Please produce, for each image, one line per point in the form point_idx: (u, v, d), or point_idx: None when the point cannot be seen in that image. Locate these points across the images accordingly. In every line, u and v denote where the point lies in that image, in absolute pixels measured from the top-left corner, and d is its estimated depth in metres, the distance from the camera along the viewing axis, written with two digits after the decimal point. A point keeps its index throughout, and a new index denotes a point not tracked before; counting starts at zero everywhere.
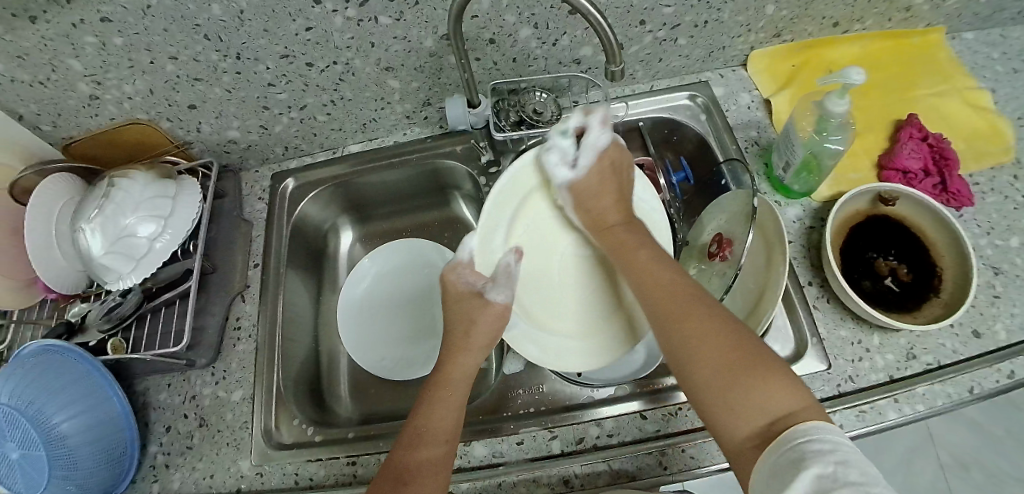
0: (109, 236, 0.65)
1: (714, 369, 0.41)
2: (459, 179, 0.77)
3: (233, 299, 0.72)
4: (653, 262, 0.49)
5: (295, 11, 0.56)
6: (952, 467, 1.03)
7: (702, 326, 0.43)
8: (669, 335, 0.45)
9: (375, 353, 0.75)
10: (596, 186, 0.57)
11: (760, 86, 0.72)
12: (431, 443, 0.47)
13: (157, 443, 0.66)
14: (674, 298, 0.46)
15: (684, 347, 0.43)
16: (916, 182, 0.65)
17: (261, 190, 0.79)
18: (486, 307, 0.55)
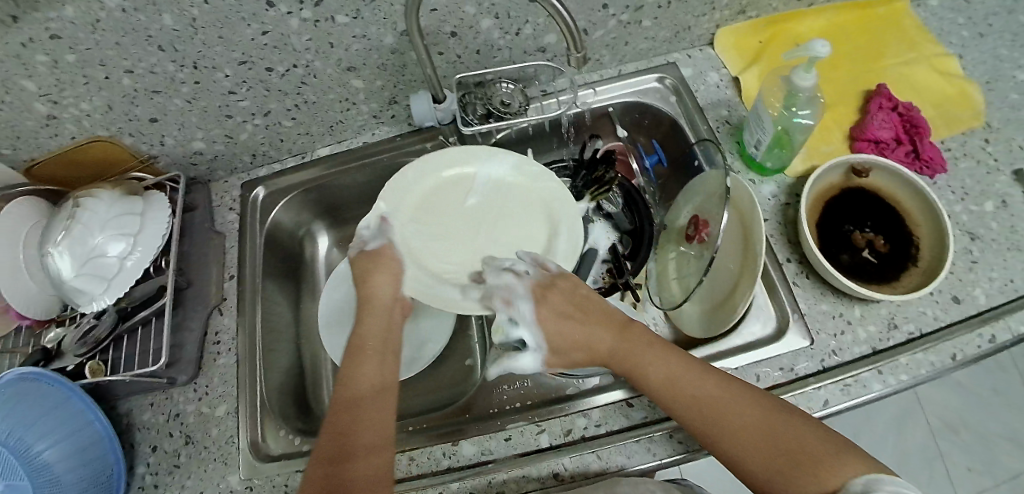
0: (79, 257, 0.64)
1: (772, 458, 0.40)
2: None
3: (211, 313, 0.70)
4: (674, 367, 0.46)
5: (249, 15, 0.55)
6: (941, 431, 1.04)
7: (735, 418, 0.42)
8: (714, 432, 0.42)
9: None
10: (566, 302, 0.51)
11: (728, 64, 0.71)
12: (368, 453, 0.42)
13: (143, 464, 0.66)
14: (707, 408, 0.43)
15: (738, 445, 0.41)
16: (888, 152, 0.65)
17: (232, 200, 0.77)
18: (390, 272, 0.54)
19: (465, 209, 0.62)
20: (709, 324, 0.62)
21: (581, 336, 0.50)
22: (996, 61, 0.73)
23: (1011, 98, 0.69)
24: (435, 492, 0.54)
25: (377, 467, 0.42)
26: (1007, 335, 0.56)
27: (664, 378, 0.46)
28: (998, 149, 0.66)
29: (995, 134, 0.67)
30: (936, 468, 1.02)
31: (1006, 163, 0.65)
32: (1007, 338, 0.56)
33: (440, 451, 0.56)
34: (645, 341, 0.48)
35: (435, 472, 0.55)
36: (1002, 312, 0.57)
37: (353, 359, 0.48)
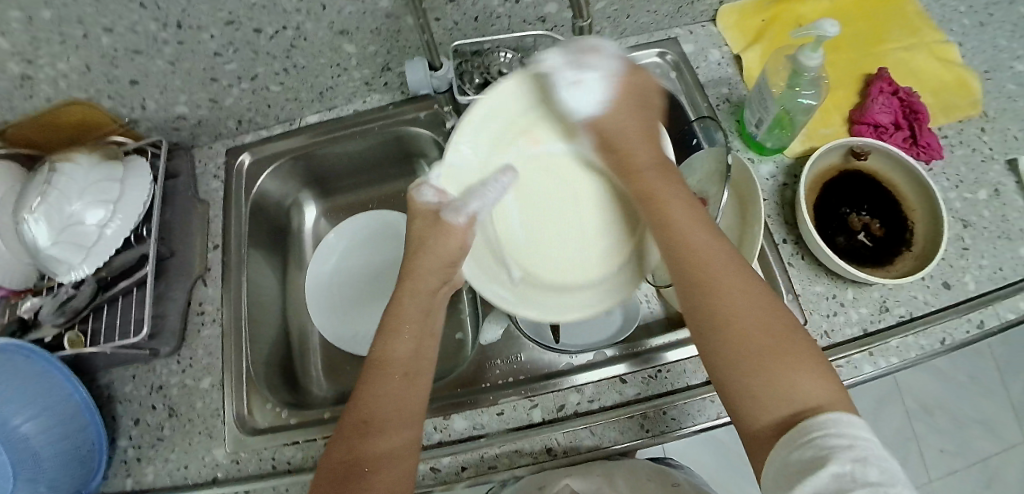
0: (55, 223, 0.60)
1: (749, 342, 0.38)
2: (423, 146, 0.73)
3: (194, 283, 0.68)
4: (695, 231, 0.43)
5: None
6: (918, 413, 1.07)
7: (737, 294, 0.40)
8: (700, 295, 0.41)
9: (349, 331, 0.73)
10: (622, 119, 0.51)
11: (730, 42, 0.69)
12: (384, 438, 0.41)
13: (126, 437, 0.65)
14: (715, 267, 0.41)
15: (724, 318, 0.39)
16: (886, 136, 0.65)
17: (216, 168, 0.74)
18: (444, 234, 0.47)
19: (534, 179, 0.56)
20: None
21: (625, 120, 0.51)
22: (996, 50, 0.72)
23: (1008, 88, 0.69)
24: (426, 466, 0.53)
25: (393, 453, 0.41)
26: (993, 321, 0.57)
27: (694, 239, 0.43)
28: (993, 138, 0.66)
29: (992, 123, 0.67)
30: (911, 450, 1.05)
31: (1000, 152, 0.65)
32: (995, 324, 0.57)
33: (431, 427, 0.56)
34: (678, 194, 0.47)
35: (427, 445, 0.55)
36: (991, 299, 0.58)
37: (383, 338, 0.45)
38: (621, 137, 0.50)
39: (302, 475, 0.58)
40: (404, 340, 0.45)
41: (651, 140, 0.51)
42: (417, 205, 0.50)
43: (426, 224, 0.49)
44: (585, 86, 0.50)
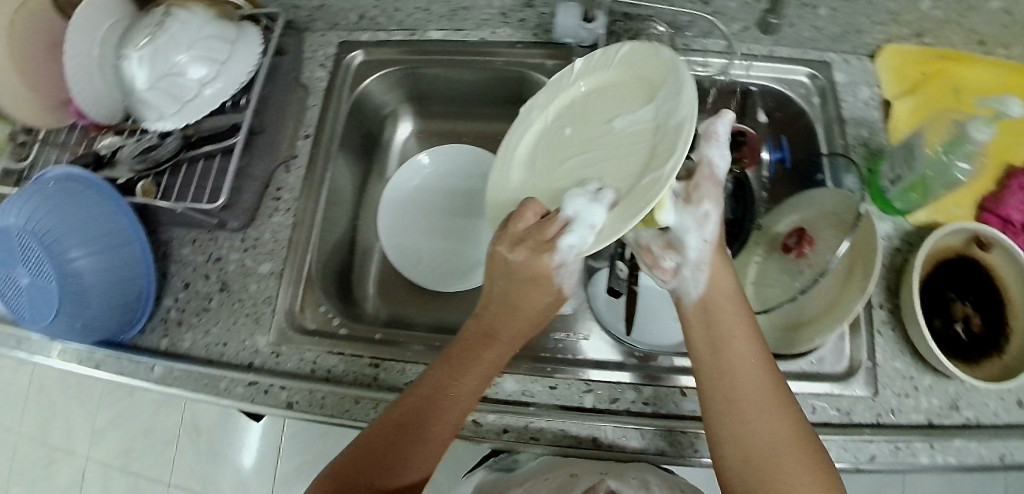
0: (156, 70, 0.59)
1: (775, 474, 0.38)
2: None
3: (277, 168, 0.66)
4: (745, 347, 0.43)
5: None
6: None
7: (763, 431, 0.40)
8: (734, 419, 0.40)
9: (410, 260, 0.69)
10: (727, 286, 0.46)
11: (884, 85, 0.64)
12: (437, 433, 0.45)
13: (172, 297, 0.65)
14: (748, 402, 0.41)
15: (756, 448, 0.39)
16: (1014, 235, 0.61)
17: (324, 57, 0.69)
18: (539, 286, 0.46)
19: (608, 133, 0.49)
20: (781, 340, 0.60)
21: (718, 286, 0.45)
22: None
23: None
24: (470, 418, 0.53)
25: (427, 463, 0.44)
26: None
27: (741, 356, 0.42)
28: None
29: None
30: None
31: None
32: None
33: None
34: (736, 300, 0.45)
35: None
36: None
37: (448, 367, 0.47)
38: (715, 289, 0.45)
39: (338, 387, 0.57)
40: (472, 362, 0.47)
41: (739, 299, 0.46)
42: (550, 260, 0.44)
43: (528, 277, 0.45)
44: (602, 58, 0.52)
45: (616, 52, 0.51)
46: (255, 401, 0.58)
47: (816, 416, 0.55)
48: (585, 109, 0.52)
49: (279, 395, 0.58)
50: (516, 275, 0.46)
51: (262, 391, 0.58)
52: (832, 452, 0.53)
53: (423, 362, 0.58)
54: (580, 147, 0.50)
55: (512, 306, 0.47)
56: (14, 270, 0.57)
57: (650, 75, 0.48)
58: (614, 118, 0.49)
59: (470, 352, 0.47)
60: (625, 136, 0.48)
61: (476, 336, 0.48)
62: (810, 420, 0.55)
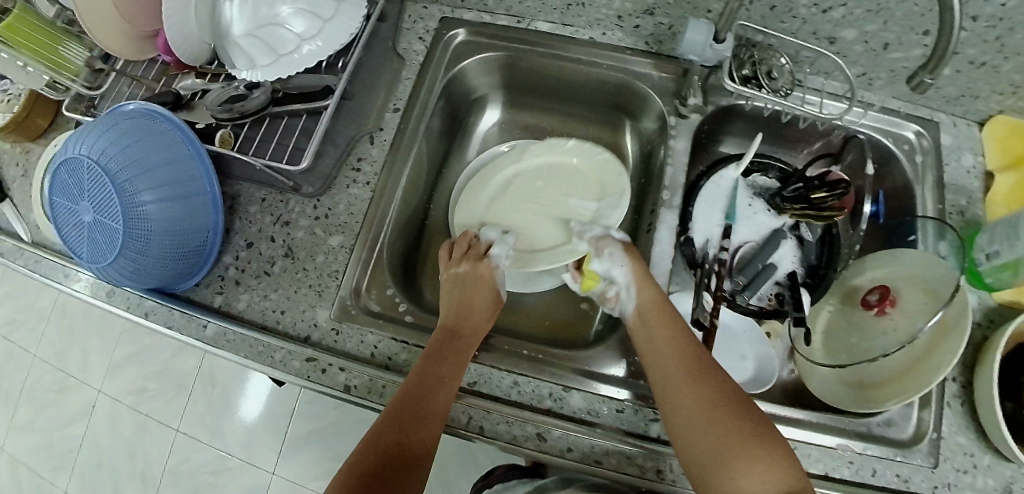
0: (256, 17, 0.57)
1: (710, 445, 0.45)
2: (646, 113, 0.64)
3: (361, 137, 0.63)
4: (667, 341, 0.51)
5: None
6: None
7: (694, 417, 0.46)
8: (668, 406, 0.48)
9: None
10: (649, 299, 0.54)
11: (989, 155, 0.63)
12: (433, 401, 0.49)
13: (232, 255, 0.63)
14: (677, 391, 0.48)
15: (694, 436, 0.46)
16: None
17: (425, 31, 0.66)
18: (479, 283, 0.60)
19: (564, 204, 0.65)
20: (847, 396, 0.58)
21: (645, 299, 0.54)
22: None
23: None
24: (535, 430, 0.52)
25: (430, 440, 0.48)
26: None
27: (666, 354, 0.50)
28: None
29: None
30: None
31: None
32: None
33: (548, 391, 0.54)
34: (662, 304, 0.54)
35: (536, 408, 0.54)
36: None
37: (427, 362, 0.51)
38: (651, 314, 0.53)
39: (399, 377, 0.56)
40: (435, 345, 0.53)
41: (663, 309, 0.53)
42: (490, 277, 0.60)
43: (472, 288, 0.59)
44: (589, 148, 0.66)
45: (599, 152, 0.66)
46: (311, 379, 0.56)
47: (876, 478, 0.53)
48: (558, 175, 0.66)
49: (337, 376, 0.56)
50: (468, 278, 0.60)
51: (319, 370, 0.56)
52: None
53: (489, 365, 0.56)
54: (535, 197, 0.66)
55: (467, 301, 0.58)
56: (78, 203, 0.54)
57: (610, 186, 0.64)
58: (570, 195, 0.65)
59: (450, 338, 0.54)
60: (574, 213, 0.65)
61: (443, 335, 0.54)
62: (869, 481, 0.54)
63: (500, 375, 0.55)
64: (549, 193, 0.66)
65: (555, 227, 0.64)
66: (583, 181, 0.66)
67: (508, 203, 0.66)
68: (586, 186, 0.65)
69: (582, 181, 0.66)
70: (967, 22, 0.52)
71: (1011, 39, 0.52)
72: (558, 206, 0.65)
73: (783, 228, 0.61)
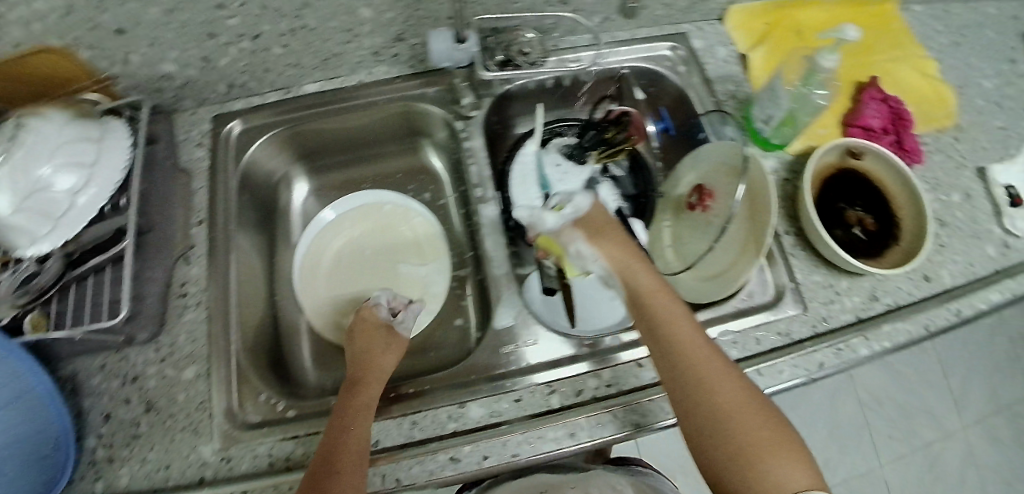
0: (20, 190, 0.54)
1: (754, 429, 0.44)
2: (432, 125, 0.68)
3: (176, 262, 0.62)
4: (673, 326, 0.49)
5: None
6: (869, 404, 1.15)
7: (728, 403, 0.45)
8: (711, 388, 0.46)
9: (341, 311, 0.67)
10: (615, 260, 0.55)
11: (736, 41, 0.70)
12: (353, 439, 0.46)
13: (94, 435, 0.56)
14: (714, 378, 0.46)
15: (720, 435, 0.44)
16: (877, 140, 0.69)
17: (200, 134, 0.67)
18: (390, 342, 0.57)
19: (398, 272, 0.69)
20: (703, 290, 0.62)
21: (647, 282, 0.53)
22: (969, 68, 0.79)
23: (978, 103, 0.76)
24: (446, 456, 0.51)
25: None
26: (967, 309, 0.65)
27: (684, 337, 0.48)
28: (966, 147, 0.74)
29: (964, 133, 0.74)
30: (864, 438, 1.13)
31: (972, 160, 0.73)
32: (969, 311, 0.64)
33: (446, 414, 0.54)
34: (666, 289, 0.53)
35: (442, 436, 0.53)
36: (965, 291, 0.65)
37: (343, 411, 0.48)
38: (650, 299, 0.52)
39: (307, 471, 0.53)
40: (353, 405, 0.49)
41: (662, 289, 0.52)
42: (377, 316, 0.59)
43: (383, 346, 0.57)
44: (411, 208, 0.71)
45: (420, 212, 0.70)
46: None
47: (761, 345, 0.58)
48: (388, 246, 0.70)
49: None
50: (384, 336, 0.58)
51: None
52: (787, 371, 0.56)
53: (383, 417, 0.53)
54: (370, 271, 0.69)
55: (377, 348, 0.56)
56: None
57: (431, 246, 0.69)
58: (400, 262, 0.69)
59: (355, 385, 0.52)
60: (408, 279, 0.68)
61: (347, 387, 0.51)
62: (754, 351, 0.57)
63: (393, 423, 0.53)
64: (384, 264, 0.69)
65: (397, 296, 0.68)
66: (408, 244, 0.70)
67: (354, 279, 0.69)
68: (414, 248, 0.69)
69: (409, 244, 0.70)
70: None
71: None
72: (392, 276, 0.68)
73: (594, 176, 0.66)
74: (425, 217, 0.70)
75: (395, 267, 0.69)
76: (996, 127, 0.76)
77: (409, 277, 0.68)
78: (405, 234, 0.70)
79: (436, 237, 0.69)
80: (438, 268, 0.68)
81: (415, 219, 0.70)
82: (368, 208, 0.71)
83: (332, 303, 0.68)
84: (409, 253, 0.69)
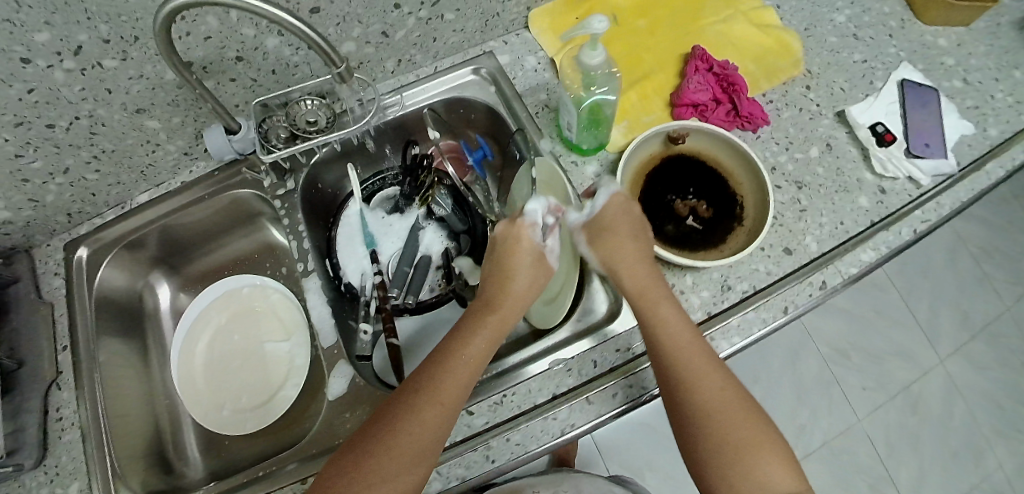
0: None
1: (733, 420, 0.44)
2: (255, 206, 0.71)
3: (49, 388, 0.63)
4: (678, 318, 0.49)
5: (5, 76, 0.49)
6: (833, 357, 1.10)
7: (717, 396, 0.45)
8: (698, 382, 0.46)
9: (212, 402, 0.67)
10: (612, 245, 0.52)
11: (544, 45, 0.68)
12: (454, 376, 0.45)
13: None
14: (697, 371, 0.46)
15: (733, 422, 0.44)
16: (709, 113, 0.64)
17: (57, 264, 0.69)
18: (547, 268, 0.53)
19: (264, 353, 0.70)
20: (546, 314, 0.59)
21: (636, 273, 0.51)
22: (814, 7, 0.76)
23: (831, 40, 0.73)
24: None
25: None
26: (835, 279, 0.59)
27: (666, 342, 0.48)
28: (820, 93, 0.69)
29: (814, 78, 0.70)
30: (834, 393, 1.07)
31: (828, 106, 0.69)
32: (836, 282, 0.59)
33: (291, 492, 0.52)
34: (657, 282, 0.51)
35: None
36: (834, 255, 0.61)
37: (420, 383, 0.45)
38: (644, 289, 0.50)
39: None
40: (449, 373, 0.45)
41: (655, 277, 0.51)
42: (529, 241, 0.53)
43: (535, 271, 0.52)
44: (268, 288, 0.73)
45: (277, 290, 0.72)
46: None
47: (600, 367, 0.54)
48: (253, 327, 0.71)
49: None
50: (532, 270, 0.52)
51: None
52: (620, 394, 0.53)
53: None
54: (237, 357, 0.69)
55: (507, 274, 0.52)
56: None
57: (292, 321, 0.71)
58: (265, 342, 0.70)
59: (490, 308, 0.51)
60: (274, 358, 0.69)
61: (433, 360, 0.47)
62: (595, 374, 0.54)
63: None
64: (252, 346, 0.70)
65: (267, 375, 0.68)
66: (269, 322, 0.71)
67: (223, 369, 0.69)
68: (276, 326, 0.71)
69: (270, 323, 0.71)
70: None
71: None
72: (259, 357, 0.69)
73: (416, 222, 0.66)
74: (283, 294, 0.72)
75: (260, 348, 0.70)
76: (855, 61, 0.72)
77: (274, 355, 0.69)
78: (267, 313, 0.71)
79: (293, 311, 0.71)
80: (299, 341, 0.69)
81: (275, 298, 0.72)
82: (231, 294, 0.73)
83: (203, 396, 0.67)
84: (273, 331, 0.70)
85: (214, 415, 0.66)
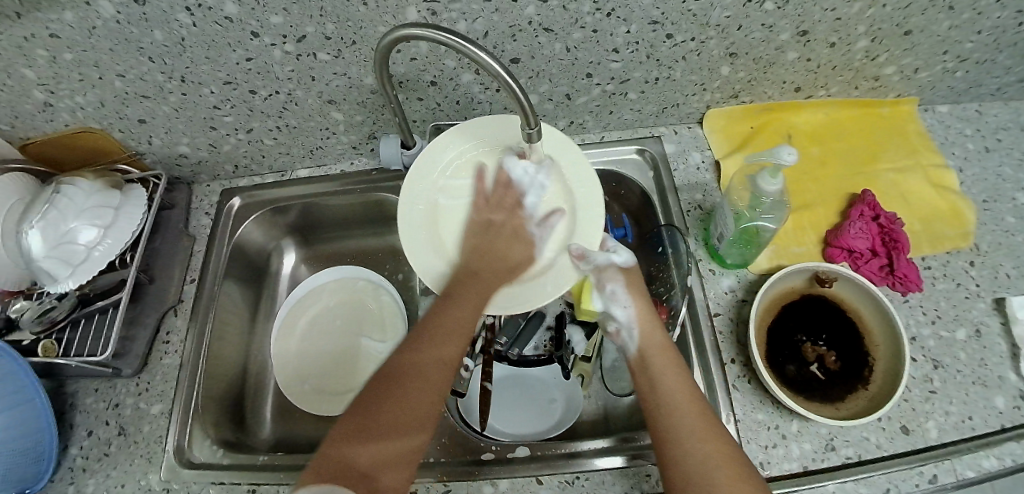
0: (49, 239, 0.60)
1: (706, 439, 0.44)
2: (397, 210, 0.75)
3: (166, 312, 0.69)
4: (659, 351, 0.51)
5: (233, 42, 0.55)
6: None
7: (694, 422, 0.45)
8: (669, 398, 0.47)
9: (297, 373, 0.71)
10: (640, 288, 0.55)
11: (713, 147, 0.68)
12: (416, 385, 0.46)
13: (77, 445, 0.62)
14: (676, 396, 0.47)
15: (699, 445, 0.43)
16: (862, 262, 0.62)
17: (210, 205, 0.76)
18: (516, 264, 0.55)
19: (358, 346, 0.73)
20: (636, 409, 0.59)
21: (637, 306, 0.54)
22: (998, 179, 0.71)
23: (1008, 221, 0.68)
24: None
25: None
26: (948, 477, 0.54)
27: (668, 378, 0.49)
28: (982, 274, 0.65)
29: (981, 257, 0.66)
30: None
31: (987, 290, 0.64)
32: (948, 481, 0.54)
33: None
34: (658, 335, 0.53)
35: None
36: (953, 449, 0.56)
37: (385, 390, 0.46)
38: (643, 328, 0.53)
39: None
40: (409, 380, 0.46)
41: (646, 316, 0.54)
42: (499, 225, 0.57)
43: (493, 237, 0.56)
44: (381, 287, 0.76)
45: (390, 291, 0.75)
46: None
47: None
48: (355, 318, 0.74)
49: None
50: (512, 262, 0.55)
51: None
52: None
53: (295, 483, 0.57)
54: (331, 340, 0.73)
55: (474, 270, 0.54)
56: None
57: (393, 325, 0.73)
58: (362, 335, 0.73)
59: (437, 312, 0.52)
60: (365, 353, 0.72)
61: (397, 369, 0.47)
62: None
63: None
64: (348, 334, 0.73)
65: (355, 369, 0.71)
66: (371, 320, 0.74)
67: (317, 345, 0.73)
68: (376, 324, 0.74)
69: (372, 321, 0.74)
70: (614, 55, 0.57)
71: (659, 55, 0.58)
72: (351, 348, 0.72)
73: None
74: (393, 297, 0.75)
75: (355, 340, 0.73)
76: None
77: (367, 352, 0.72)
78: (373, 311, 0.75)
79: (396, 316, 0.74)
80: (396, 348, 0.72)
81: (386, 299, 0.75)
82: (346, 277, 0.77)
83: (291, 365, 0.71)
84: (370, 328, 0.74)
85: (297, 385, 0.70)
